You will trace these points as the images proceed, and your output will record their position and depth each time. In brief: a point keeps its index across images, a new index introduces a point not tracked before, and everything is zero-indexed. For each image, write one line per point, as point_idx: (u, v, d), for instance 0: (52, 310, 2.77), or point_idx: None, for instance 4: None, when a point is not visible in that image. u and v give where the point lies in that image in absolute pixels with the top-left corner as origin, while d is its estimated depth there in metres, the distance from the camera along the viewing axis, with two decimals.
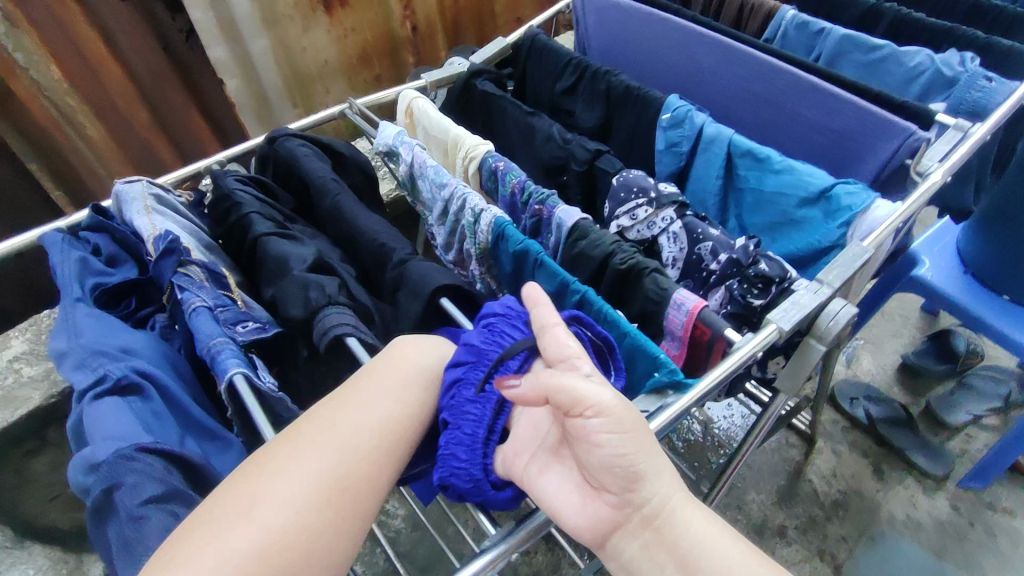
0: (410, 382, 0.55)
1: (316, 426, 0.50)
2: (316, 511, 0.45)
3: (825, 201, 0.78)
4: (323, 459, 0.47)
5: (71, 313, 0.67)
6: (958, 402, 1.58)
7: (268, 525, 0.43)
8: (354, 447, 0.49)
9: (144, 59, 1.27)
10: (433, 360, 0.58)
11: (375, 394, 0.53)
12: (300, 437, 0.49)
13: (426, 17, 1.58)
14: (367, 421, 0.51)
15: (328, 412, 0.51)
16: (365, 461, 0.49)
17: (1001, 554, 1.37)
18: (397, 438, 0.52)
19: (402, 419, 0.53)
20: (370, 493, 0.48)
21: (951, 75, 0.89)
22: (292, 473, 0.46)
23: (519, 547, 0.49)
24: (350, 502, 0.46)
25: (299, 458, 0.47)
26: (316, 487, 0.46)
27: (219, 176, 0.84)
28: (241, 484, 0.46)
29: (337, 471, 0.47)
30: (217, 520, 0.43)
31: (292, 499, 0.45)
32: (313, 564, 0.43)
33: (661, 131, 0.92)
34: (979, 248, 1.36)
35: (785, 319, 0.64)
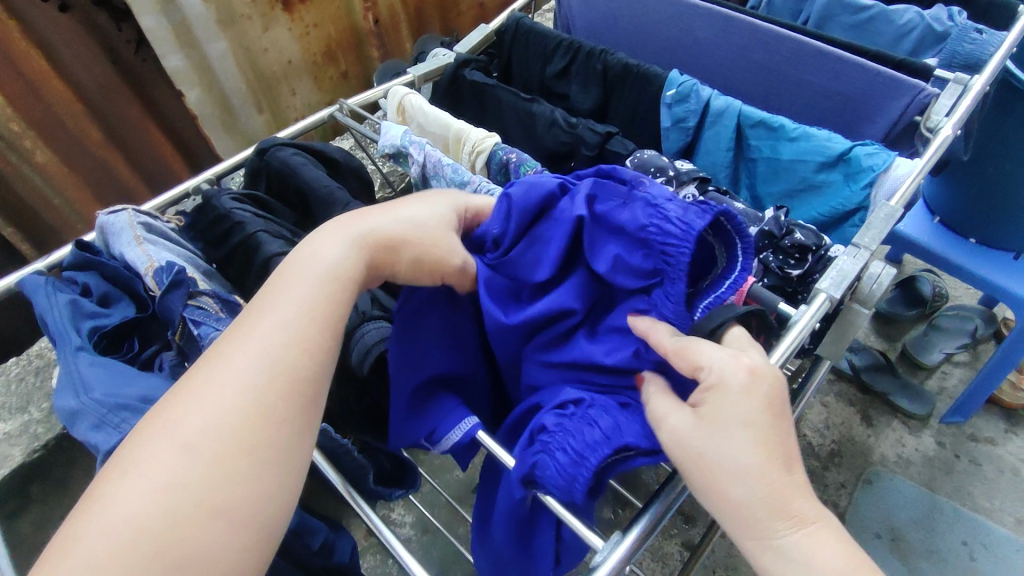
0: (304, 294, 0.51)
1: (203, 367, 0.46)
2: (204, 454, 0.41)
3: (843, 163, 0.78)
4: (212, 402, 0.43)
5: (75, 366, 0.60)
6: (931, 342, 1.61)
7: (150, 482, 0.40)
8: (240, 384, 0.44)
9: (92, 72, 1.17)
10: (336, 256, 0.53)
11: (260, 318, 0.49)
12: (190, 384, 0.45)
13: (389, 8, 1.51)
14: (256, 351, 0.46)
15: (216, 349, 0.47)
16: (258, 397, 0.44)
17: (986, 480, 1.41)
18: (292, 356, 0.47)
19: (296, 333, 0.48)
20: (270, 429, 0.44)
21: (941, 30, 0.95)
22: (178, 422, 0.42)
23: (631, 557, 0.46)
24: (248, 438, 0.43)
25: (184, 406, 0.43)
26: (198, 430, 0.42)
27: (214, 196, 0.78)
28: (128, 446, 0.42)
29: (222, 409, 0.43)
30: (103, 489, 0.40)
31: (177, 445, 0.41)
32: (210, 514, 0.39)
33: (665, 108, 0.90)
34: (945, 192, 1.39)
35: (835, 286, 0.62)
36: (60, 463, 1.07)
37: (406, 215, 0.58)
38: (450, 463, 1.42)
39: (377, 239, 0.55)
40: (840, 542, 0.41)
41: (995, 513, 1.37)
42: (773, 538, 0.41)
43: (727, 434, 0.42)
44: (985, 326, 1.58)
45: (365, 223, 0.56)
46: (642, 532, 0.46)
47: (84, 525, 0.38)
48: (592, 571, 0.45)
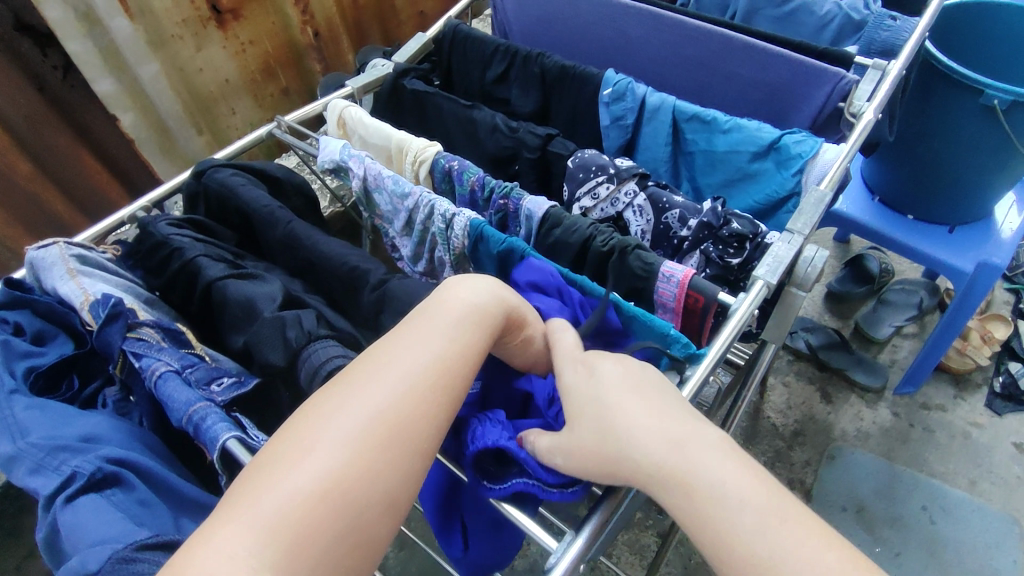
0: (459, 313, 0.49)
1: (364, 368, 0.45)
2: (377, 452, 0.40)
3: (775, 152, 0.81)
4: (385, 396, 0.43)
5: (9, 410, 0.57)
6: (880, 318, 1.67)
7: (319, 468, 0.39)
8: (409, 384, 0.44)
9: (17, 102, 1.13)
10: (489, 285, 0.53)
11: (424, 327, 0.48)
12: (364, 374, 0.44)
13: (327, 20, 1.50)
14: (426, 355, 0.46)
15: (377, 351, 0.46)
16: (425, 400, 0.43)
17: (939, 447, 1.47)
18: (448, 374, 0.46)
19: (461, 348, 0.48)
20: (433, 432, 0.43)
21: (859, 18, 1.02)
22: (351, 409, 0.42)
23: (583, 556, 0.46)
24: (412, 439, 0.42)
25: (359, 396, 0.42)
26: (372, 424, 0.41)
27: (149, 223, 0.76)
28: (297, 425, 0.42)
29: (388, 411, 0.42)
30: (274, 464, 0.39)
31: (345, 443, 0.40)
32: (376, 508, 0.39)
33: (603, 107, 0.91)
34: (881, 173, 1.45)
35: (771, 272, 0.64)
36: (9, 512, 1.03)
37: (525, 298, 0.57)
38: None
39: (512, 304, 0.54)
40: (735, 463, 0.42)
41: (949, 477, 1.43)
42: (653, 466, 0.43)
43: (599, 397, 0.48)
44: (929, 298, 1.66)
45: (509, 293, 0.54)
46: (595, 527, 0.47)
47: (254, 503, 0.37)
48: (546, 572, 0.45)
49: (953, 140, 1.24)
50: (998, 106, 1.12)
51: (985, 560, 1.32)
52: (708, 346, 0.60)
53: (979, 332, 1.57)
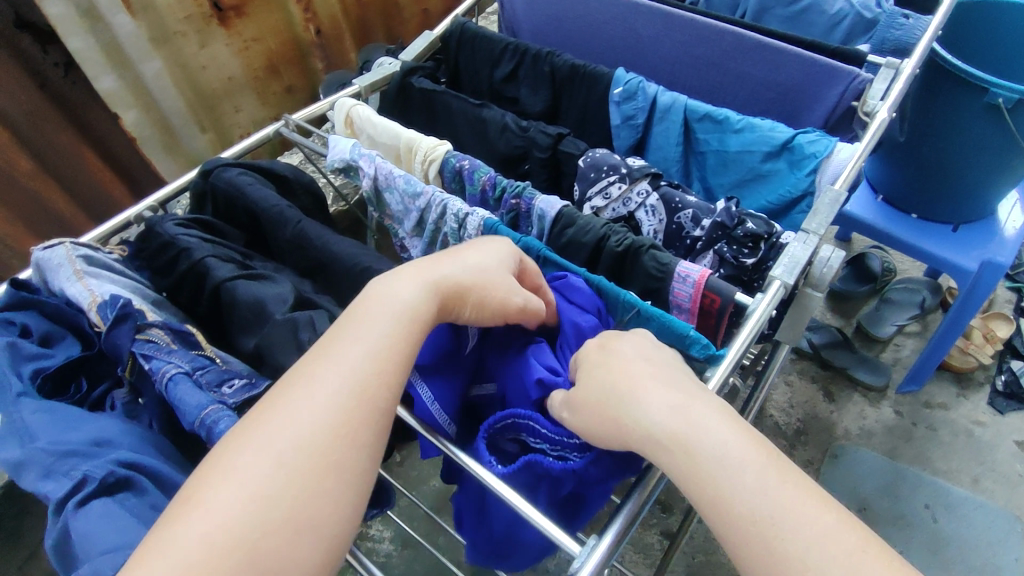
0: (382, 320, 0.50)
1: (285, 390, 0.46)
2: (292, 475, 0.41)
3: (788, 152, 0.81)
4: (299, 419, 0.43)
5: (17, 414, 0.56)
6: (883, 316, 1.67)
7: (236, 496, 0.39)
8: (324, 404, 0.44)
9: (18, 99, 1.11)
10: (414, 294, 0.53)
11: (341, 346, 0.48)
12: (281, 400, 0.45)
13: (331, 18, 1.49)
14: (341, 372, 0.46)
15: (297, 374, 0.47)
16: (341, 418, 0.44)
17: (943, 444, 1.47)
18: (370, 387, 0.46)
19: (380, 362, 0.48)
20: (353, 450, 0.43)
21: (871, 17, 1.02)
22: (267, 436, 0.42)
23: (607, 560, 0.46)
24: (329, 459, 0.42)
25: (273, 422, 0.43)
26: (285, 449, 0.42)
27: (157, 223, 0.75)
28: (218, 454, 0.42)
29: (308, 432, 0.43)
30: (192, 497, 0.40)
31: (262, 471, 0.41)
32: (296, 531, 0.39)
33: (614, 106, 0.91)
34: (886, 173, 1.45)
35: (788, 273, 0.63)
36: (12, 512, 1.02)
37: (476, 268, 0.57)
38: (425, 473, 1.40)
39: (447, 283, 0.54)
40: (735, 430, 0.44)
41: (953, 475, 1.43)
42: (652, 431, 0.45)
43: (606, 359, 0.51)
44: (932, 296, 1.65)
45: (443, 273, 0.55)
46: (619, 531, 0.46)
47: (173, 537, 0.38)
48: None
49: (961, 140, 1.24)
50: (1003, 105, 1.11)
51: (988, 558, 1.32)
52: (726, 348, 0.59)
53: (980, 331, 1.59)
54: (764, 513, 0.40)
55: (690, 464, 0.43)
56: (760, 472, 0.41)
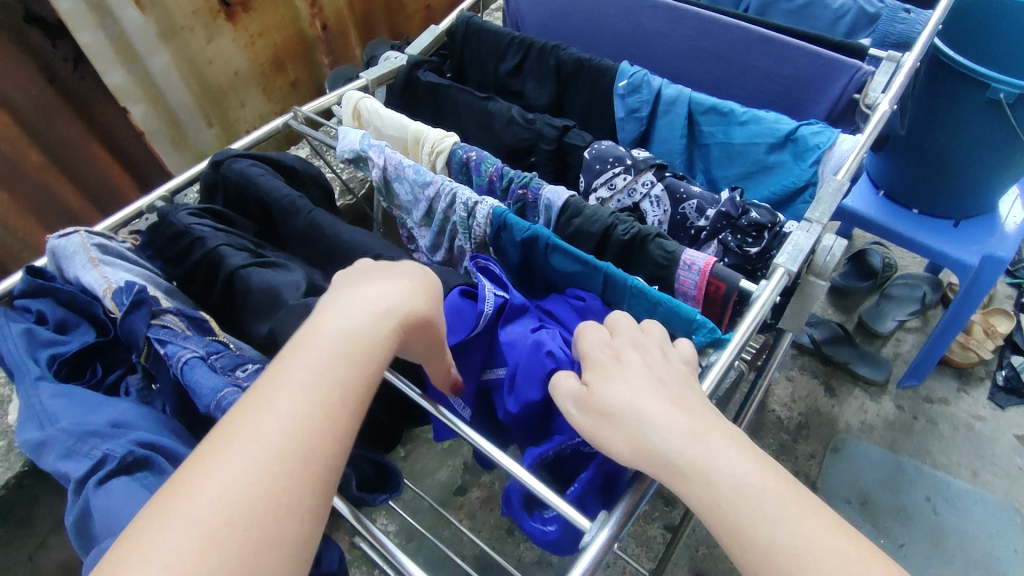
0: (331, 353, 0.42)
1: (209, 453, 0.37)
2: (213, 574, 0.33)
3: (792, 143, 0.82)
4: (223, 500, 0.35)
5: (35, 398, 0.57)
6: (884, 311, 1.68)
7: None
8: (257, 478, 0.36)
9: (28, 92, 1.12)
10: (371, 325, 0.45)
11: (281, 393, 0.40)
12: (202, 471, 0.36)
13: (336, 14, 1.50)
14: (281, 430, 0.38)
15: (226, 432, 0.38)
16: (277, 497, 0.36)
17: (942, 437, 1.48)
18: (316, 439, 0.39)
19: (330, 414, 0.40)
20: (295, 534, 0.36)
21: (873, 12, 1.03)
22: (183, 522, 0.34)
23: (617, 535, 0.47)
24: (259, 550, 0.34)
25: (191, 503, 0.35)
26: (208, 539, 0.34)
27: (169, 212, 0.76)
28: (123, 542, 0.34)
29: (234, 515, 0.35)
30: None
31: (186, 547, 0.33)
32: None
33: (618, 99, 0.92)
34: (887, 168, 1.45)
35: (792, 260, 0.64)
36: (23, 500, 1.03)
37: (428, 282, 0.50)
38: (430, 466, 1.42)
39: (411, 314, 0.47)
40: (751, 455, 0.41)
41: (953, 468, 1.44)
42: (670, 458, 0.42)
43: (619, 376, 0.48)
44: (932, 291, 1.67)
45: (394, 285, 0.48)
46: (629, 504, 0.48)
47: None
48: (581, 551, 0.46)
49: (962, 134, 1.25)
50: (1004, 100, 1.12)
51: (989, 550, 1.33)
52: (731, 335, 0.60)
53: (982, 326, 1.59)
54: (783, 533, 0.38)
55: (704, 490, 0.40)
56: (777, 494, 0.39)
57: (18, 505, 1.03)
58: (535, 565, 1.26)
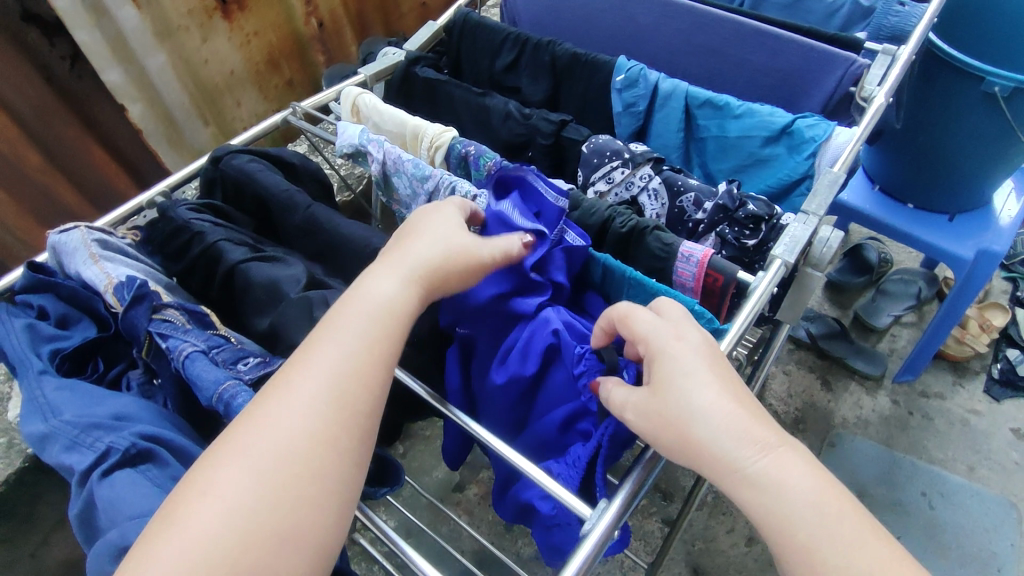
0: (360, 333, 0.50)
1: (267, 398, 0.47)
2: (273, 483, 0.43)
3: (787, 136, 0.82)
4: (276, 430, 0.45)
5: (39, 391, 0.58)
6: (879, 307, 1.68)
7: (217, 506, 0.41)
8: (302, 415, 0.46)
9: (25, 92, 1.12)
10: (386, 295, 0.53)
11: (320, 351, 0.49)
12: (261, 410, 0.46)
13: (331, 11, 1.51)
14: (320, 381, 0.47)
15: (279, 381, 0.48)
16: (318, 428, 0.45)
17: (938, 432, 1.50)
18: (350, 389, 0.48)
19: (359, 366, 0.49)
20: (335, 456, 0.45)
21: (867, 6, 1.06)
22: (248, 448, 0.44)
23: (618, 522, 0.48)
24: (308, 467, 0.44)
25: (254, 432, 0.45)
26: (267, 459, 0.44)
27: (169, 208, 0.76)
28: (201, 464, 0.44)
29: (286, 443, 0.44)
30: (172, 510, 0.42)
31: (252, 468, 0.43)
32: (276, 536, 0.41)
33: (615, 93, 0.92)
34: (882, 162, 1.46)
35: (789, 252, 0.64)
36: (21, 499, 1.03)
37: (440, 258, 0.57)
38: (427, 464, 1.42)
39: (422, 285, 0.55)
40: (810, 466, 0.44)
41: (949, 463, 1.45)
42: (743, 469, 0.43)
43: (688, 374, 0.46)
44: (927, 286, 1.67)
45: (406, 259, 0.56)
46: (630, 492, 0.48)
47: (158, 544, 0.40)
48: (581, 538, 0.47)
49: (956, 128, 1.25)
50: (998, 93, 1.13)
51: (985, 544, 1.34)
52: (728, 326, 0.60)
53: (978, 320, 1.59)
54: (815, 538, 0.41)
55: (768, 501, 0.43)
56: (834, 508, 0.42)
57: (17, 503, 1.03)
58: (534, 561, 1.26)
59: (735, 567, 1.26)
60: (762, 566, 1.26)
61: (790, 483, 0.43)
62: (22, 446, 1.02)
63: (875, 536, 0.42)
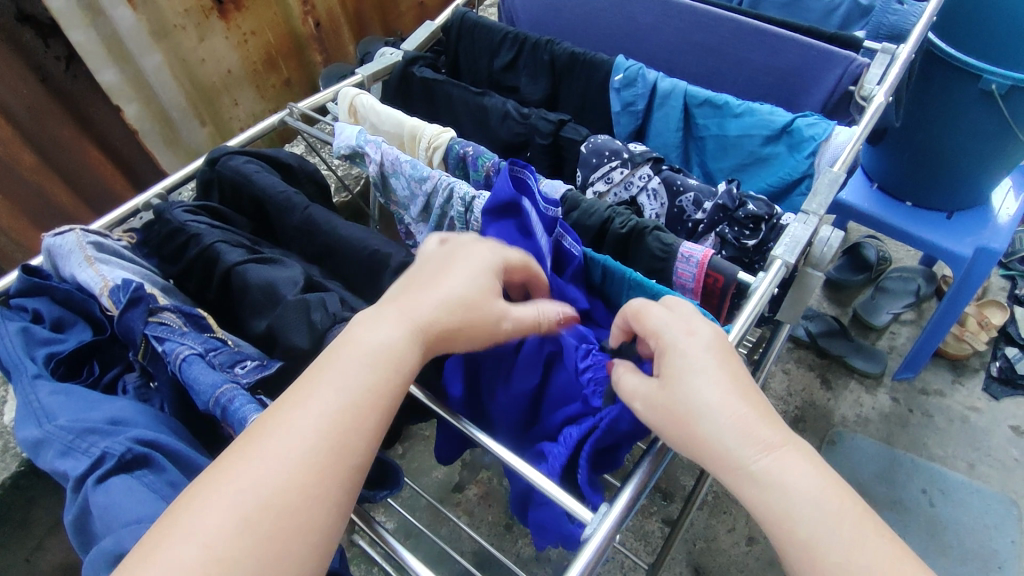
0: (361, 376, 0.47)
1: (258, 438, 0.44)
2: (257, 536, 0.40)
3: (787, 135, 0.82)
4: (265, 477, 0.42)
5: (34, 396, 0.57)
6: (878, 305, 1.68)
7: (195, 557, 0.38)
8: (294, 462, 0.42)
9: (19, 93, 1.11)
10: (392, 338, 0.49)
11: (317, 392, 0.46)
12: (251, 452, 0.43)
13: (328, 11, 1.50)
14: (316, 426, 0.44)
15: (273, 420, 0.45)
16: (310, 478, 0.42)
17: (938, 430, 1.49)
18: (348, 437, 0.45)
19: (359, 412, 0.46)
20: (326, 508, 0.42)
21: (867, 3, 1.07)
22: (233, 495, 0.41)
23: (619, 526, 0.47)
24: (296, 520, 0.41)
25: (241, 476, 0.42)
26: (252, 508, 0.40)
27: (165, 209, 0.76)
28: (183, 505, 0.41)
29: (276, 491, 0.41)
30: (147, 555, 0.39)
31: (236, 516, 0.40)
32: None
33: (614, 93, 0.92)
34: (881, 160, 1.46)
35: (789, 252, 0.64)
36: (18, 503, 1.02)
37: (453, 299, 0.53)
38: (427, 464, 1.42)
39: (432, 330, 0.51)
40: (814, 466, 0.43)
41: (949, 460, 1.45)
42: (747, 467, 0.43)
43: (696, 370, 0.46)
44: (926, 284, 1.67)
45: (417, 302, 0.52)
46: (631, 494, 0.48)
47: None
48: (583, 544, 0.46)
49: (955, 126, 1.25)
50: (996, 91, 1.13)
51: (985, 541, 1.34)
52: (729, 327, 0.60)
53: (976, 317, 1.60)
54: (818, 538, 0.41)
55: (770, 498, 0.42)
56: (839, 507, 0.42)
57: (13, 506, 1.02)
58: (535, 561, 1.26)
59: (735, 567, 1.26)
60: (763, 565, 1.26)
61: (793, 483, 0.42)
62: (18, 450, 1.02)
63: (876, 533, 0.41)
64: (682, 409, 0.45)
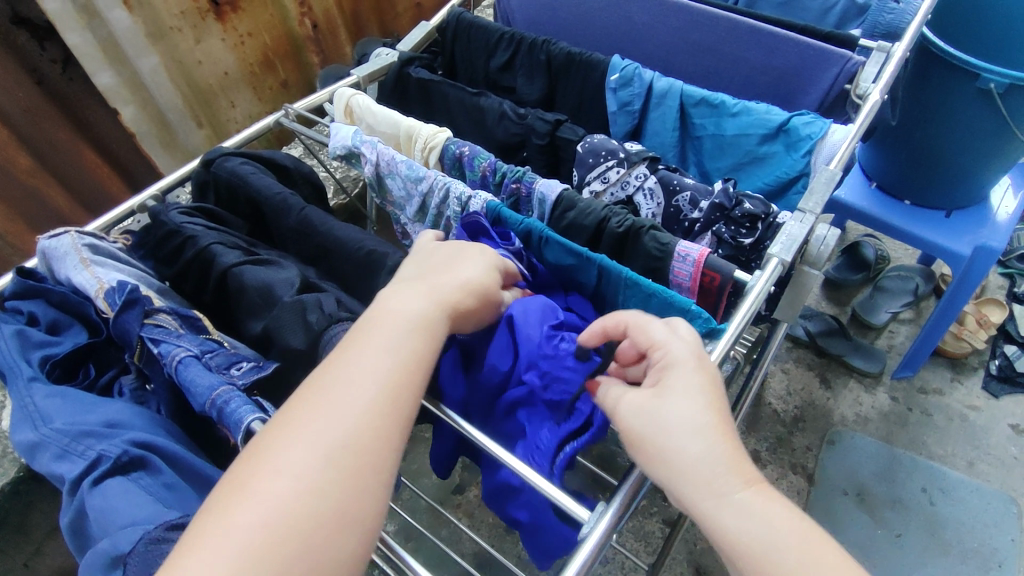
0: (402, 333, 0.51)
1: (313, 392, 0.47)
2: (331, 471, 0.42)
3: (783, 134, 0.82)
4: (328, 422, 0.44)
5: (29, 399, 0.57)
6: (877, 304, 1.68)
7: (272, 495, 0.40)
8: (355, 406, 0.45)
9: (15, 96, 1.11)
10: (419, 306, 0.53)
11: (363, 349, 0.49)
12: (309, 403, 0.46)
13: (325, 12, 1.50)
14: (369, 375, 0.47)
15: (327, 374, 0.48)
16: (370, 419, 0.45)
17: (937, 429, 1.49)
18: (399, 383, 0.48)
19: (405, 363, 0.49)
20: (387, 447, 0.45)
21: (862, 3, 1.06)
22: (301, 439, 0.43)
23: (616, 526, 0.47)
24: (363, 456, 0.43)
25: (305, 422, 0.44)
26: (322, 448, 0.43)
27: (162, 212, 0.76)
28: (250, 458, 0.43)
29: (340, 432, 0.44)
30: (226, 502, 0.41)
31: (310, 455, 0.42)
32: (335, 524, 0.40)
33: (610, 93, 0.92)
34: (878, 159, 1.46)
35: (785, 250, 0.64)
36: (16, 507, 1.02)
37: (466, 283, 0.57)
38: (427, 465, 1.41)
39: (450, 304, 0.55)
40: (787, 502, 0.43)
41: (949, 458, 1.45)
42: (726, 494, 0.42)
43: (665, 397, 0.46)
44: (925, 283, 1.67)
45: (439, 278, 0.56)
46: (627, 494, 0.48)
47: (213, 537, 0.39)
48: (579, 542, 0.46)
49: (952, 124, 1.25)
50: (993, 90, 1.13)
51: (985, 539, 1.34)
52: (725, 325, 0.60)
53: (974, 316, 1.60)
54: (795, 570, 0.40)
55: (750, 529, 0.41)
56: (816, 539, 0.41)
57: (12, 511, 1.02)
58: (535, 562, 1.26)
59: None
60: None
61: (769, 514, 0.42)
62: (16, 455, 1.01)
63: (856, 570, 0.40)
64: (656, 434, 0.45)
